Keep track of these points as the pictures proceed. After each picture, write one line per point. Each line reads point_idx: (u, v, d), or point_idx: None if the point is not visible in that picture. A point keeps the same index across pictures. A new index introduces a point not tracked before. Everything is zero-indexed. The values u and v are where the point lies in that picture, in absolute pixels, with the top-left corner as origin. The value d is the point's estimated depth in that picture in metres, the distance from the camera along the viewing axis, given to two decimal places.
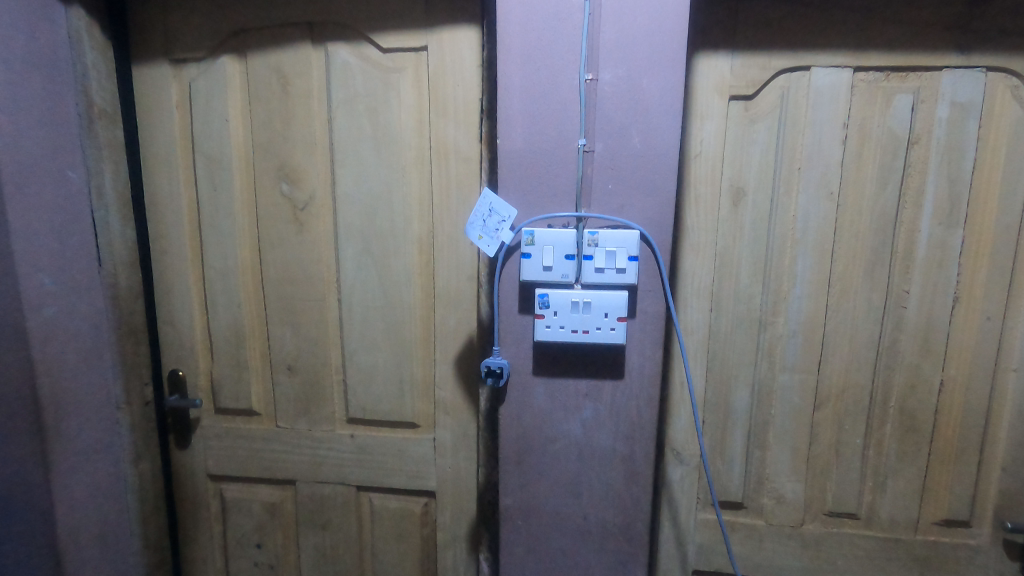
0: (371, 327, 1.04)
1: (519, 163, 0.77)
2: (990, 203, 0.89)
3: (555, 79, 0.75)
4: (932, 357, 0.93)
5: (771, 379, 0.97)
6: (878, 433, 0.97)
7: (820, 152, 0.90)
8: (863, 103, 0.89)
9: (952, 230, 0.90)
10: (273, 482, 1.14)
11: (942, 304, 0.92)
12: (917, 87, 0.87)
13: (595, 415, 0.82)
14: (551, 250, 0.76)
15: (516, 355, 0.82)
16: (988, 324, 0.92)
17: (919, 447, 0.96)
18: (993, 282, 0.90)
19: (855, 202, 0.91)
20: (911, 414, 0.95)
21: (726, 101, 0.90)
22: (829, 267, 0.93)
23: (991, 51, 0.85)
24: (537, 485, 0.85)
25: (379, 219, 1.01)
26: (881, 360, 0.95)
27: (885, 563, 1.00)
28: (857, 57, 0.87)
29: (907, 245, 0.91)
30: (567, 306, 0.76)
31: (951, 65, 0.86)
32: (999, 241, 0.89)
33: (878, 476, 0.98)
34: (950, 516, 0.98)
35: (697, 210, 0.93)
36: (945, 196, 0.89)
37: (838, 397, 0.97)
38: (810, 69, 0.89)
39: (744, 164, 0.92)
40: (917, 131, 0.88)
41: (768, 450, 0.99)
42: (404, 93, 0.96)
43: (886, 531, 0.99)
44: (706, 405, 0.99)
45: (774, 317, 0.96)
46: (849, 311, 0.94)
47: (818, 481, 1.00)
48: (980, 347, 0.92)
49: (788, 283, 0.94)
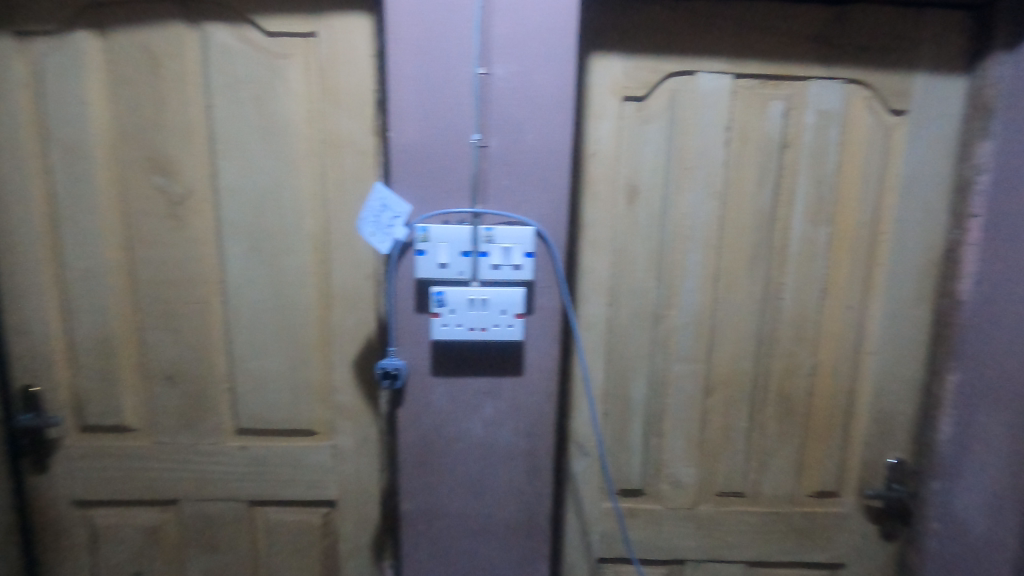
0: (261, 331, 0.98)
1: (413, 157, 0.75)
2: (850, 202, 0.98)
3: (448, 72, 0.73)
4: (804, 344, 1.02)
5: (665, 370, 1.02)
6: (760, 416, 1.04)
7: (706, 153, 0.95)
8: (742, 107, 0.94)
9: (819, 226, 0.98)
10: (153, 503, 1.04)
11: (811, 295, 1.00)
12: (788, 95, 0.94)
13: (495, 413, 0.81)
14: (446, 247, 0.74)
15: (414, 355, 0.80)
16: (850, 312, 1.01)
17: (795, 426, 1.05)
18: (853, 274, 1.00)
19: (738, 201, 0.97)
20: (787, 397, 1.04)
21: (620, 101, 0.93)
22: (715, 262, 0.99)
23: (848, 64, 0.94)
24: (439, 487, 0.83)
25: (268, 215, 0.94)
26: (762, 348, 1.02)
27: (768, 536, 1.08)
28: (737, 65, 0.93)
29: (782, 241, 0.99)
30: (464, 303, 0.75)
31: (816, 76, 0.94)
32: (858, 237, 0.99)
33: (761, 456, 1.06)
34: (822, 488, 1.07)
35: (594, 207, 0.96)
36: (813, 195, 0.97)
37: (725, 383, 1.03)
38: (695, 74, 0.93)
39: (637, 163, 0.95)
40: (789, 135, 0.96)
41: (664, 438, 1.04)
42: (293, 81, 0.91)
43: (768, 506, 1.07)
44: (607, 397, 1.02)
45: (667, 310, 1.00)
46: (734, 303, 1.00)
47: (709, 463, 1.06)
48: (843, 334, 1.02)
49: (680, 277, 0.99)
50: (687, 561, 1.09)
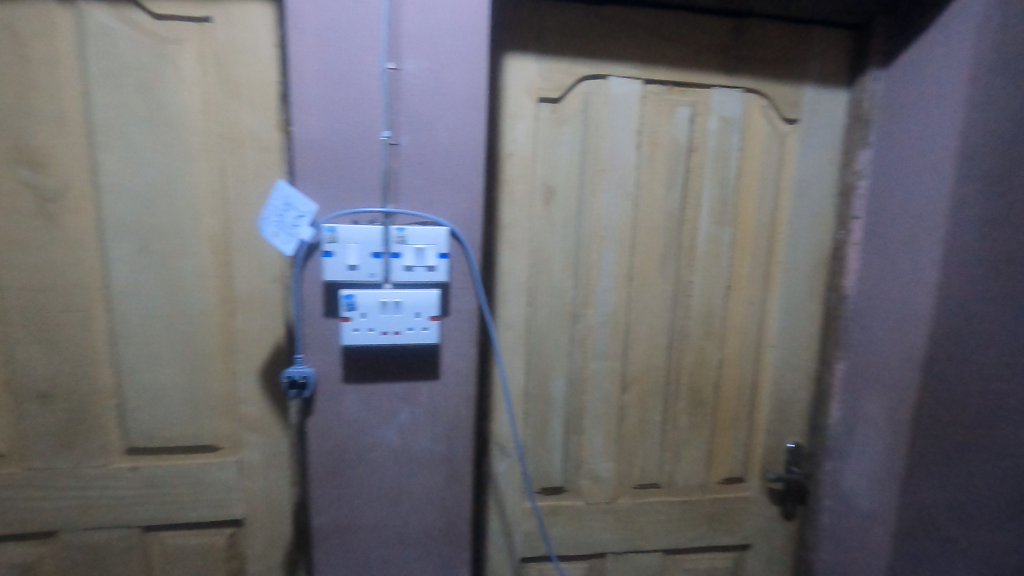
0: (154, 340, 0.90)
1: (319, 154, 0.71)
2: (751, 205, 1.04)
3: (355, 65, 0.70)
4: (712, 338, 1.07)
5: (584, 368, 1.04)
6: (673, 409, 1.08)
7: (619, 155, 0.98)
8: (652, 112, 0.98)
9: (723, 227, 1.04)
10: (26, 537, 0.93)
11: (718, 292, 1.06)
12: (694, 101, 0.99)
13: (412, 418, 0.79)
14: (355, 248, 0.71)
15: (323, 361, 0.76)
16: (752, 308, 1.08)
17: (705, 417, 1.10)
18: (754, 272, 1.06)
19: (649, 202, 1.01)
20: (697, 389, 1.09)
21: (535, 102, 0.94)
22: (629, 261, 1.02)
23: (747, 74, 1.00)
24: (354, 498, 0.80)
25: (159, 213, 0.87)
26: (673, 344, 1.06)
27: (682, 524, 1.13)
28: (646, 71, 0.96)
29: (691, 241, 1.03)
30: (376, 306, 0.72)
31: (718, 84, 0.99)
32: (758, 237, 1.05)
33: (674, 448, 1.10)
34: (729, 474, 1.13)
35: (512, 207, 0.96)
36: (717, 198, 1.03)
37: (641, 379, 1.06)
38: (608, 78, 0.96)
39: (553, 164, 0.96)
40: (695, 140, 1.00)
41: (583, 435, 1.06)
42: (185, 68, 0.84)
43: (682, 495, 1.12)
44: (527, 396, 1.02)
45: (585, 309, 1.02)
46: (647, 301, 1.04)
47: (627, 457, 1.09)
48: (746, 328, 1.08)
49: (596, 277, 1.01)
50: (607, 554, 1.12)
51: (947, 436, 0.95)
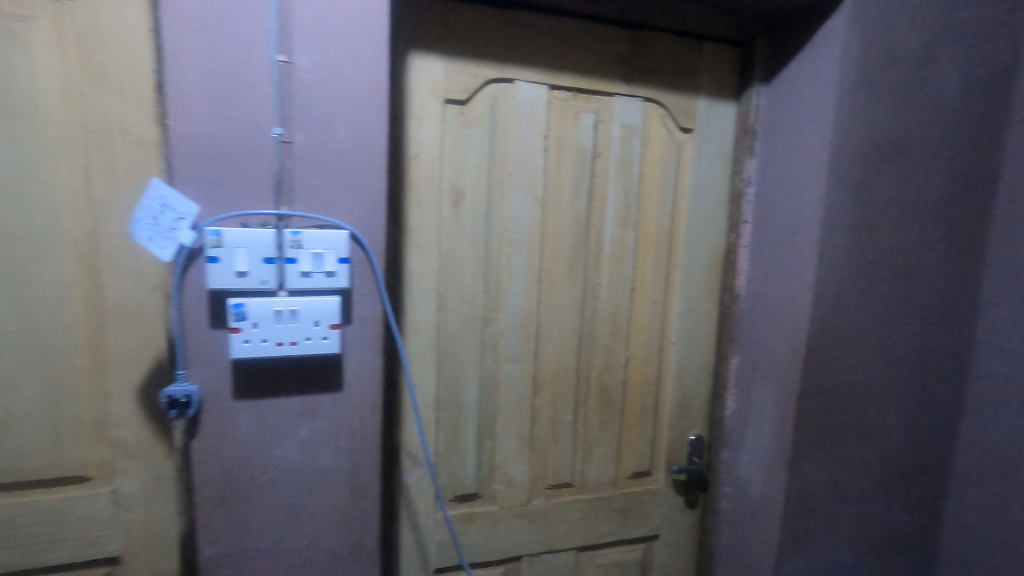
0: (4, 360, 0.78)
1: (201, 151, 0.65)
2: (652, 209, 1.09)
3: (241, 56, 0.65)
4: (619, 338, 1.11)
5: (496, 372, 1.03)
6: (583, 408, 1.11)
7: (526, 159, 0.98)
8: (557, 117, 0.99)
9: (627, 230, 1.07)
10: None
11: (623, 294, 1.09)
12: (597, 109, 1.02)
13: (312, 433, 0.75)
14: (244, 253, 0.66)
15: (211, 377, 0.70)
16: (655, 308, 1.12)
17: (614, 415, 1.13)
18: (656, 274, 1.11)
19: (557, 206, 1.02)
20: (606, 388, 1.12)
21: (442, 104, 0.92)
22: (539, 264, 1.03)
23: (645, 84, 1.04)
24: (249, 524, 0.74)
25: (8, 215, 0.75)
26: (583, 345, 1.08)
27: (594, 520, 1.15)
28: (551, 77, 0.98)
29: (597, 245, 1.06)
30: (269, 316, 0.68)
31: (619, 93, 1.03)
32: (659, 240, 1.10)
33: (585, 447, 1.12)
34: (638, 469, 1.17)
35: (419, 210, 0.93)
36: (621, 202, 1.06)
37: (552, 381, 1.07)
38: (514, 82, 0.96)
39: (461, 166, 0.95)
40: (599, 146, 1.03)
41: (497, 439, 1.05)
42: (40, 51, 0.74)
43: (594, 492, 1.15)
44: (439, 404, 1.00)
45: (495, 312, 1.01)
46: (557, 303, 1.05)
47: (540, 459, 1.09)
48: (650, 328, 1.13)
49: (506, 280, 1.01)
50: (523, 557, 1.12)
51: (825, 421, 1.05)
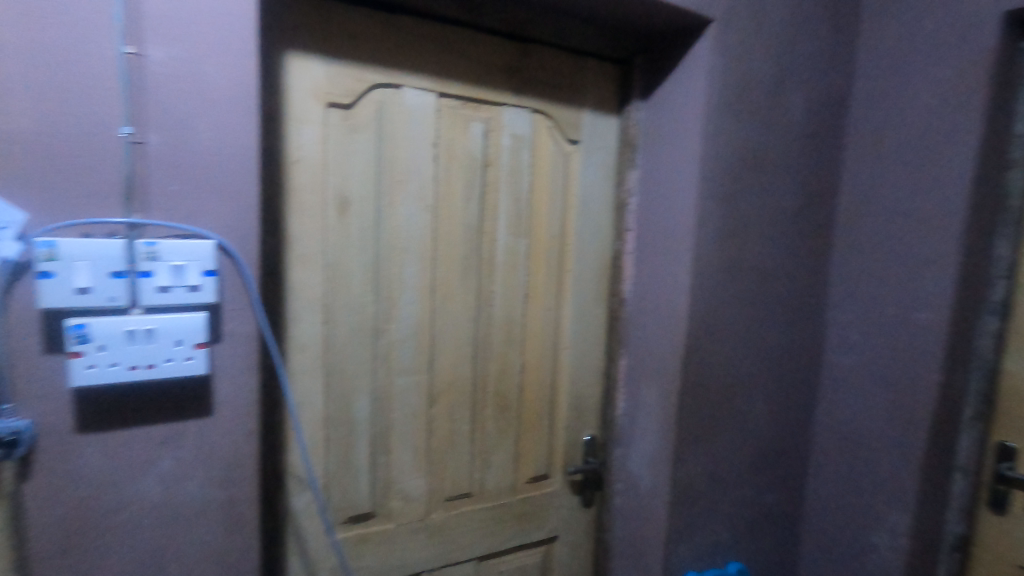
0: None
1: (28, 151, 0.57)
2: (542, 218, 1.11)
3: (79, 45, 0.58)
4: (514, 345, 1.12)
5: (389, 385, 1.00)
6: (481, 416, 1.10)
7: (416, 166, 0.97)
8: (446, 125, 0.99)
9: (519, 238, 1.09)
10: None
11: (517, 300, 1.11)
12: (486, 118, 1.02)
13: (177, 463, 0.68)
14: (85, 267, 0.59)
15: (46, 410, 0.61)
16: (548, 314, 1.15)
17: (511, 421, 1.14)
18: (548, 280, 1.14)
19: (448, 214, 1.01)
20: (503, 395, 1.12)
21: (324, 107, 0.88)
22: (431, 273, 1.01)
23: (533, 96, 1.07)
24: (99, 573, 0.65)
25: None
26: (478, 353, 1.08)
27: (494, 528, 1.15)
28: (439, 85, 0.97)
29: (490, 253, 1.07)
30: (119, 336, 0.61)
31: (508, 103, 1.04)
32: (550, 248, 1.13)
33: (483, 455, 1.12)
34: (535, 473, 1.19)
35: (301, 218, 0.88)
36: (512, 210, 1.08)
37: (448, 391, 1.06)
38: (401, 88, 0.94)
39: (347, 173, 0.91)
40: (489, 155, 1.04)
41: (392, 454, 1.02)
42: None
43: (493, 499, 1.15)
44: (328, 421, 0.95)
45: (387, 323, 0.98)
46: (451, 312, 1.04)
47: (438, 471, 1.07)
48: (544, 333, 1.15)
49: (398, 290, 0.98)
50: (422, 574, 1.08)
51: (704, 415, 1.13)
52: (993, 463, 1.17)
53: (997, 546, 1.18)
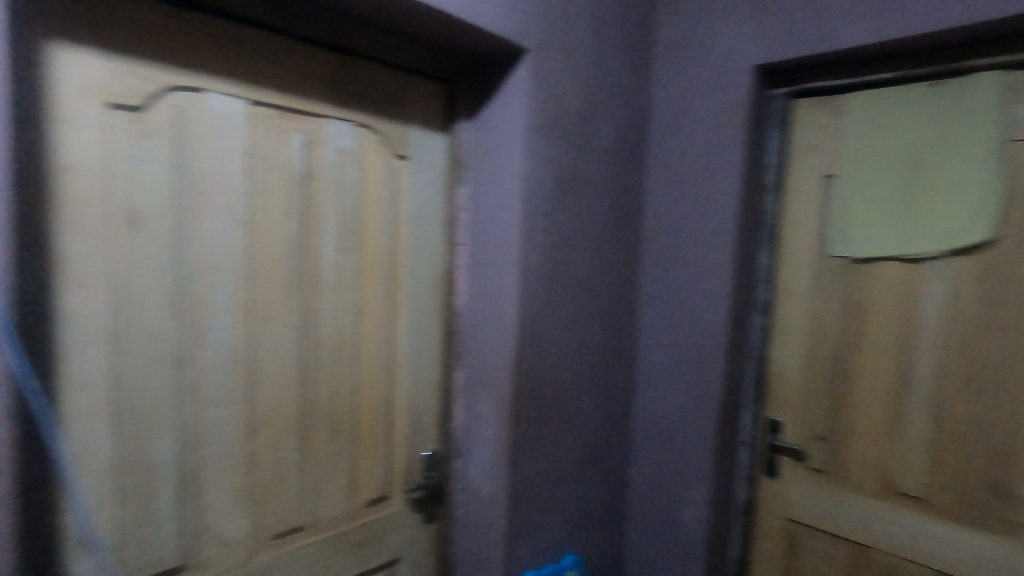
0: None
1: None
2: (372, 232, 1.09)
3: None
4: (345, 365, 1.08)
5: (199, 420, 0.89)
6: (311, 443, 1.04)
7: (225, 178, 0.89)
8: (261, 135, 0.92)
9: (347, 254, 1.05)
10: None
11: (347, 319, 1.07)
12: (306, 129, 0.98)
13: None
14: None
15: None
16: (382, 331, 1.13)
17: (345, 445, 1.09)
18: (380, 296, 1.12)
19: (266, 230, 0.94)
20: (335, 418, 1.07)
21: (105, 109, 0.77)
22: (248, 293, 0.93)
23: (357, 110, 1.05)
24: None
25: None
26: (306, 376, 1.02)
27: (329, 560, 1.09)
28: (251, 92, 0.91)
29: (315, 270, 1.01)
30: None
31: (330, 116, 1.01)
32: (381, 263, 1.11)
33: (315, 484, 1.05)
34: (373, 495, 1.15)
35: (77, 235, 0.76)
36: (339, 226, 1.04)
37: (271, 420, 0.98)
38: (204, 92, 0.86)
39: (138, 184, 0.80)
40: (311, 168, 0.99)
41: (204, 497, 0.91)
42: None
43: (327, 529, 1.08)
44: (120, 468, 0.82)
45: (195, 351, 0.88)
46: (273, 335, 0.97)
47: (262, 509, 0.98)
48: (378, 351, 1.13)
49: (207, 313, 0.89)
50: None
51: (535, 418, 1.19)
52: (766, 436, 1.42)
53: (771, 504, 1.42)
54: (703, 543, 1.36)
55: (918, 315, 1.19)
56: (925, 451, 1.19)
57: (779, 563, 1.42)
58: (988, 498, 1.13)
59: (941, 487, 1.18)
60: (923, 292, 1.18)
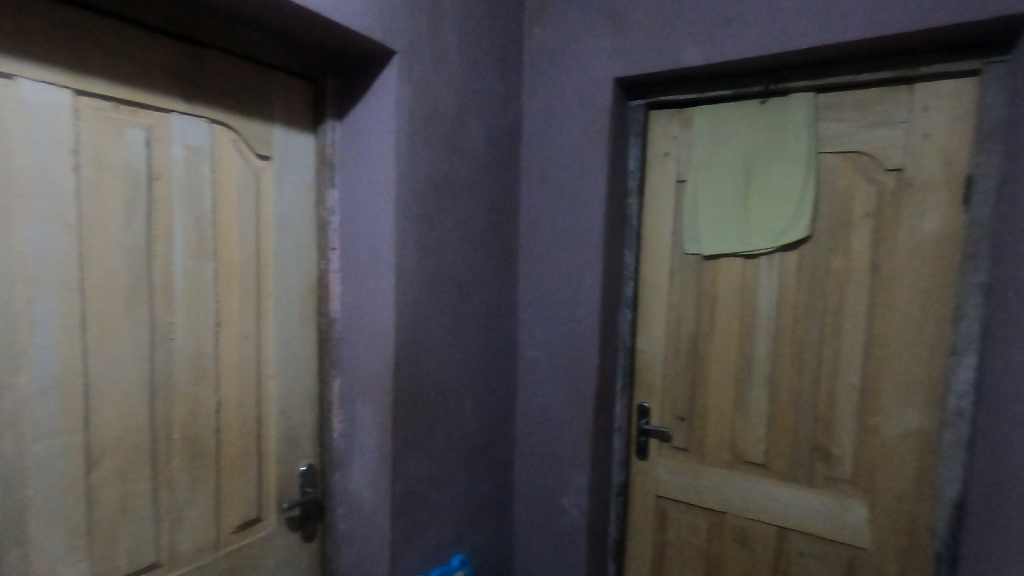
0: None
1: None
2: (232, 237, 1.02)
3: None
4: (205, 381, 0.99)
5: (19, 456, 0.77)
6: (166, 470, 0.95)
7: (46, 178, 0.78)
8: (90, 130, 0.82)
9: (203, 261, 0.97)
10: None
11: (205, 332, 0.98)
12: (148, 125, 0.89)
13: None
14: None
15: None
16: (247, 342, 1.05)
17: (208, 468, 1.01)
18: (244, 305, 1.04)
19: (100, 237, 0.84)
20: (195, 440, 0.98)
21: None
22: (80, 308, 0.82)
23: (211, 105, 0.97)
24: None
25: None
26: (157, 397, 0.93)
27: None
28: (77, 81, 0.80)
29: (165, 279, 0.92)
30: None
31: (178, 110, 0.92)
32: (243, 271, 1.04)
33: (171, 515, 0.96)
34: (244, 519, 1.07)
35: None
36: (192, 230, 0.96)
37: (116, 449, 0.87)
38: (14, 79, 0.74)
39: None
40: (156, 167, 0.90)
41: (30, 544, 0.79)
42: None
43: (190, 562, 0.99)
44: None
45: (12, 377, 0.76)
46: (114, 353, 0.87)
47: (107, 550, 0.88)
48: (243, 364, 1.05)
49: (27, 333, 0.77)
50: None
51: (416, 422, 1.18)
52: (637, 421, 1.53)
53: (643, 484, 1.54)
54: (584, 527, 1.44)
55: (756, 304, 1.35)
56: (765, 423, 1.36)
57: (652, 537, 1.54)
58: (814, 459, 1.31)
59: (779, 454, 1.35)
60: (759, 284, 1.35)
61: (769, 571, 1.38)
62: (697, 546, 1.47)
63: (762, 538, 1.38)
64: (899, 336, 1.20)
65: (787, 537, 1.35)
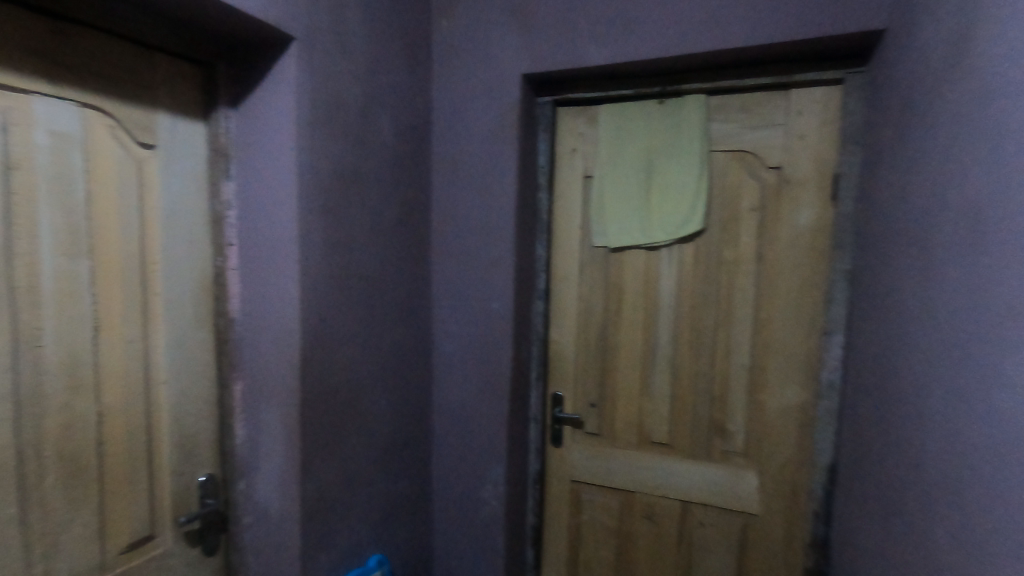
0: None
1: None
2: (111, 232, 0.93)
3: None
4: (83, 392, 0.90)
5: None
6: (38, 493, 0.85)
7: None
8: None
9: (78, 260, 0.88)
10: None
11: (82, 338, 0.89)
12: (4, 106, 0.78)
13: None
14: None
15: None
16: (133, 347, 0.97)
17: (90, 486, 0.92)
18: (128, 306, 0.96)
19: None
20: (72, 457, 0.89)
21: None
22: None
23: (81, 87, 0.87)
24: None
25: None
26: (24, 413, 0.82)
27: None
28: None
29: (30, 281, 0.82)
30: None
31: (40, 91, 0.82)
32: (126, 269, 0.95)
33: (44, 542, 0.86)
34: (134, 539, 0.99)
35: None
36: (63, 225, 0.86)
37: None
38: None
39: None
40: (15, 155, 0.79)
41: None
42: None
43: None
44: None
45: None
46: None
47: None
48: (129, 371, 0.96)
49: None
50: None
51: (326, 423, 1.15)
52: (551, 409, 1.57)
53: (558, 470, 1.59)
54: (502, 517, 1.47)
55: (658, 293, 1.43)
56: (669, 405, 1.45)
57: (568, 521, 1.59)
58: (712, 436, 1.41)
59: (681, 433, 1.44)
60: (661, 274, 1.43)
61: (674, 542, 1.47)
62: (610, 525, 1.54)
63: (667, 512, 1.47)
64: (781, 319, 1.32)
65: (690, 509, 1.45)
